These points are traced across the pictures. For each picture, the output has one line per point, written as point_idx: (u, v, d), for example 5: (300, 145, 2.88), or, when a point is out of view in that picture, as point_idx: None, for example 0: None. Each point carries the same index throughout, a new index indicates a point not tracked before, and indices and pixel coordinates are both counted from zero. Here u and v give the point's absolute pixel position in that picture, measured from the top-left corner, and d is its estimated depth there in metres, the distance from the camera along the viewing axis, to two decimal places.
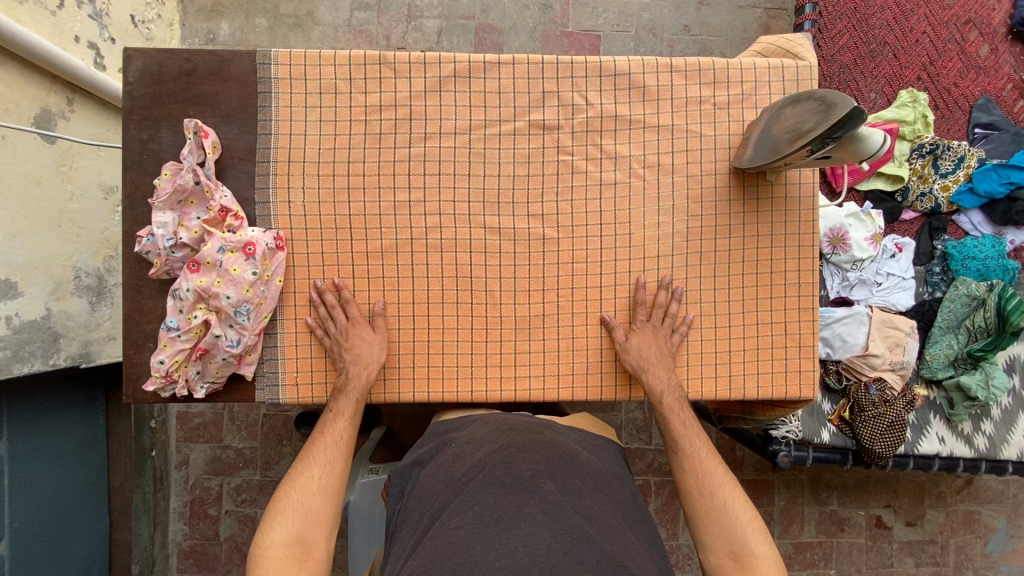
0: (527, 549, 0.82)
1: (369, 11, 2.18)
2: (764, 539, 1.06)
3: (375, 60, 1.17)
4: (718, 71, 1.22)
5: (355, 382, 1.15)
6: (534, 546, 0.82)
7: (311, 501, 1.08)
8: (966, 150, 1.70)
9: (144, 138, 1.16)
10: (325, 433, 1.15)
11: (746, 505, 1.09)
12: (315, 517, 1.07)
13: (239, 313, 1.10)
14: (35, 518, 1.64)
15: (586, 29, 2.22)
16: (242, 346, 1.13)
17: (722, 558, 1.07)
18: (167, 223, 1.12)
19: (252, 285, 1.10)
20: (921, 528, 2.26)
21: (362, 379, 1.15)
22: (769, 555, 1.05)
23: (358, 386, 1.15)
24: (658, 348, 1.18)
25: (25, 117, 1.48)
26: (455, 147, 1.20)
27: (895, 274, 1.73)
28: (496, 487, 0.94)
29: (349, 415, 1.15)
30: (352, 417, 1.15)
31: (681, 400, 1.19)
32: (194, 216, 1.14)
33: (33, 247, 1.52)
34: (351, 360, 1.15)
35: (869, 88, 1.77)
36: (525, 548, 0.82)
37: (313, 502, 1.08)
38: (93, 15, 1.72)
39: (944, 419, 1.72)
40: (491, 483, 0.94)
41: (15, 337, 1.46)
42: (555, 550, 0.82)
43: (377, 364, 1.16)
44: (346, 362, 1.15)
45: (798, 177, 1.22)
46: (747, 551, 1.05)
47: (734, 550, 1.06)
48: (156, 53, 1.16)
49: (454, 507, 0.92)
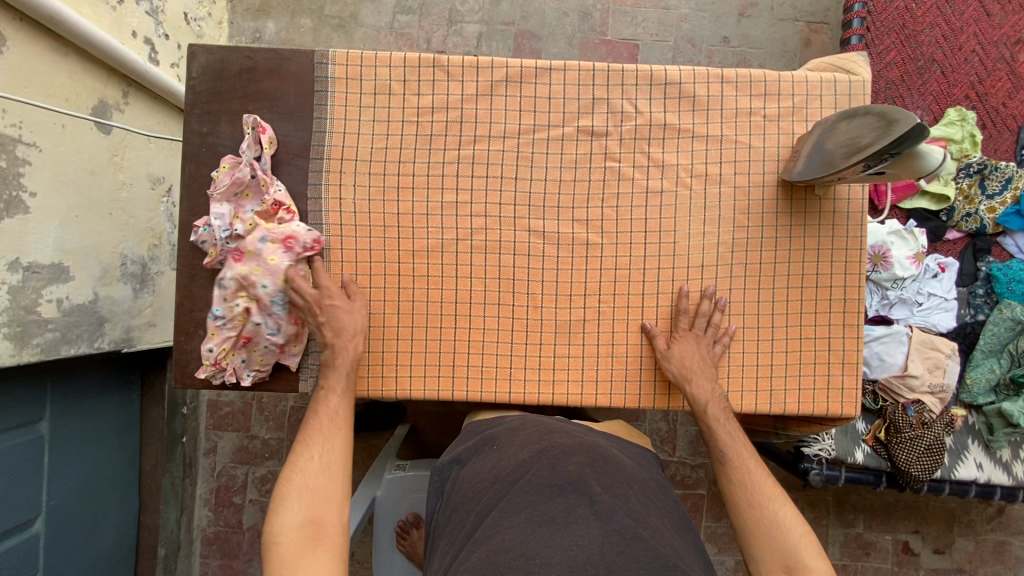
0: (581, 548, 0.83)
1: (411, 15, 2.22)
2: (818, 554, 1.05)
3: (429, 63, 1.20)
4: (769, 84, 1.22)
5: (346, 356, 1.14)
6: (588, 546, 0.84)
7: (315, 481, 1.06)
8: (1014, 171, 1.67)
9: (204, 132, 1.20)
10: (326, 415, 1.12)
11: (797, 518, 1.08)
12: (323, 495, 1.05)
13: (272, 302, 1.13)
14: (72, 496, 1.69)
15: (624, 37, 2.23)
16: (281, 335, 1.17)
17: (774, 571, 1.05)
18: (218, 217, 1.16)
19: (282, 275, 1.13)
20: (949, 556, 2.20)
21: (350, 351, 1.14)
22: (823, 570, 1.04)
23: (346, 359, 1.14)
24: (699, 357, 1.18)
25: (83, 107, 1.55)
26: (503, 151, 1.21)
27: (937, 295, 1.69)
28: (545, 488, 0.94)
29: (344, 391, 1.14)
30: (346, 394, 1.14)
31: (725, 410, 1.18)
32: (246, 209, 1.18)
33: (85, 233, 1.58)
34: (334, 334, 1.13)
35: (915, 104, 1.74)
36: (579, 546, 0.84)
37: (318, 482, 1.06)
38: (150, 11, 1.79)
39: (983, 445, 1.68)
40: (540, 483, 0.95)
41: (64, 319, 1.52)
42: (609, 550, 0.83)
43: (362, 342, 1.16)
44: (333, 337, 1.13)
45: (848, 193, 1.21)
46: (799, 564, 1.04)
47: (786, 563, 1.05)
48: (219, 50, 1.20)
49: (505, 505, 0.93)
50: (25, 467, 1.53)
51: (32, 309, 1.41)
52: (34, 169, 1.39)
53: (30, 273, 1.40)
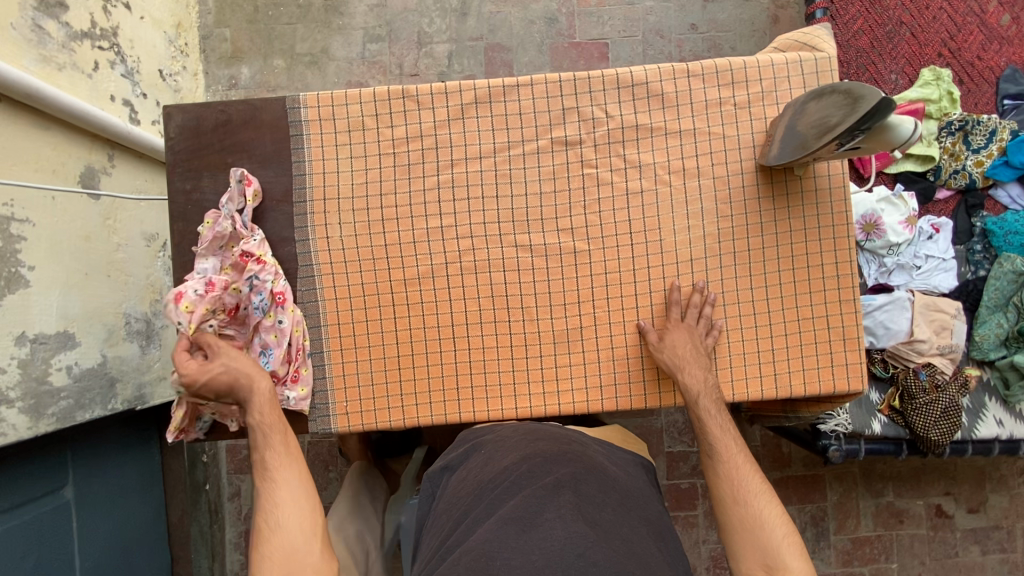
0: (541, 551, 0.84)
1: (380, 42, 2.25)
2: (800, 555, 1.03)
3: (398, 95, 1.22)
4: (736, 72, 1.22)
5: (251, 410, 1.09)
6: (548, 548, 0.84)
7: (270, 544, 1.00)
8: (997, 123, 1.67)
9: (188, 189, 1.23)
10: (260, 476, 1.07)
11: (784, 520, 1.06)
12: (283, 552, 1.00)
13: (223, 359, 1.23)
14: (104, 558, 1.72)
15: (593, 37, 2.25)
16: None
17: (756, 572, 1.04)
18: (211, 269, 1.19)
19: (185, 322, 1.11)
20: (984, 514, 2.17)
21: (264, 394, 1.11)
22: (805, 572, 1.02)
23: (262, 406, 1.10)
24: (693, 346, 1.17)
25: (71, 176, 1.58)
26: (481, 171, 1.23)
27: (935, 256, 1.69)
28: (518, 491, 0.95)
29: (259, 445, 1.08)
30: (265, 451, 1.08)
31: (717, 403, 1.17)
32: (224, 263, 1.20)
33: (87, 297, 1.61)
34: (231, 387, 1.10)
35: (888, 70, 1.74)
36: (540, 550, 0.84)
37: (273, 543, 1.00)
38: (126, 73, 1.83)
39: (1001, 402, 1.67)
40: (516, 488, 0.96)
41: (76, 385, 1.54)
42: (569, 552, 0.83)
43: (259, 387, 1.10)
44: (230, 392, 1.10)
45: (827, 169, 1.22)
46: (781, 565, 1.02)
47: (767, 562, 1.03)
48: (193, 108, 1.22)
49: (478, 513, 0.95)
50: (53, 535, 1.55)
51: (43, 380, 1.44)
52: (29, 243, 1.42)
53: (38, 344, 1.43)
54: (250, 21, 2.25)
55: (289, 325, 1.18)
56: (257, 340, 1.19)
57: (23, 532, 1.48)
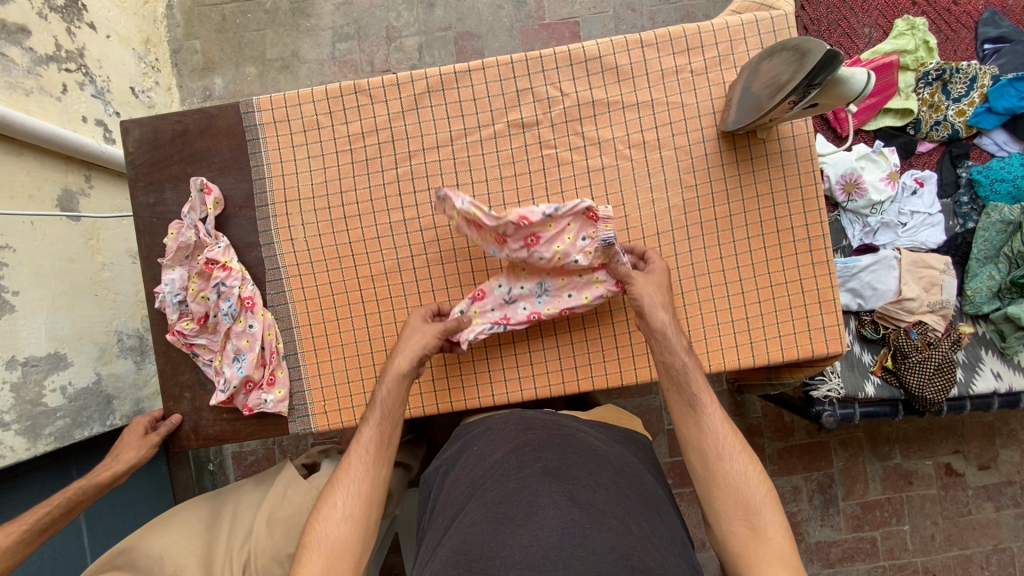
0: (540, 544, 0.84)
1: (349, 41, 2.23)
2: (777, 509, 1.00)
3: (351, 90, 1.21)
4: (690, 38, 1.20)
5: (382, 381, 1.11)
6: (547, 540, 0.84)
7: (336, 531, 1.00)
8: (977, 70, 1.64)
9: (151, 203, 1.24)
10: (360, 449, 1.08)
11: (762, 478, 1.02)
12: (343, 547, 0.99)
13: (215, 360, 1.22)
14: None
15: (562, 17, 2.21)
16: (228, 394, 1.19)
17: (738, 529, 0.99)
18: (580, 282, 1.17)
19: (519, 286, 1.18)
20: (996, 469, 2.14)
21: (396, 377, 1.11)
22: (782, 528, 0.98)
23: (389, 388, 1.10)
24: (661, 292, 1.11)
25: (49, 200, 1.59)
26: (439, 160, 1.22)
27: (921, 211, 1.65)
28: (509, 479, 0.97)
29: (371, 418, 1.10)
30: (379, 422, 1.09)
31: (678, 347, 1.10)
32: (596, 298, 1.17)
33: (75, 318, 1.63)
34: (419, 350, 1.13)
35: (861, 24, 1.72)
36: (539, 542, 0.84)
37: (339, 533, 1.00)
38: (96, 93, 1.84)
39: (998, 354, 1.60)
40: (505, 477, 0.98)
41: (71, 404, 1.56)
42: (568, 543, 0.83)
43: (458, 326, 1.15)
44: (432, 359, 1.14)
45: (791, 130, 1.20)
46: (760, 522, 0.98)
47: (750, 520, 0.99)
48: (149, 122, 1.23)
49: (470, 506, 0.95)
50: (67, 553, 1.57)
51: (37, 401, 1.45)
52: (10, 270, 1.43)
53: (29, 367, 1.45)
54: (219, 31, 2.24)
55: (260, 329, 1.20)
56: (228, 346, 1.20)
57: (48, 557, 1.49)
